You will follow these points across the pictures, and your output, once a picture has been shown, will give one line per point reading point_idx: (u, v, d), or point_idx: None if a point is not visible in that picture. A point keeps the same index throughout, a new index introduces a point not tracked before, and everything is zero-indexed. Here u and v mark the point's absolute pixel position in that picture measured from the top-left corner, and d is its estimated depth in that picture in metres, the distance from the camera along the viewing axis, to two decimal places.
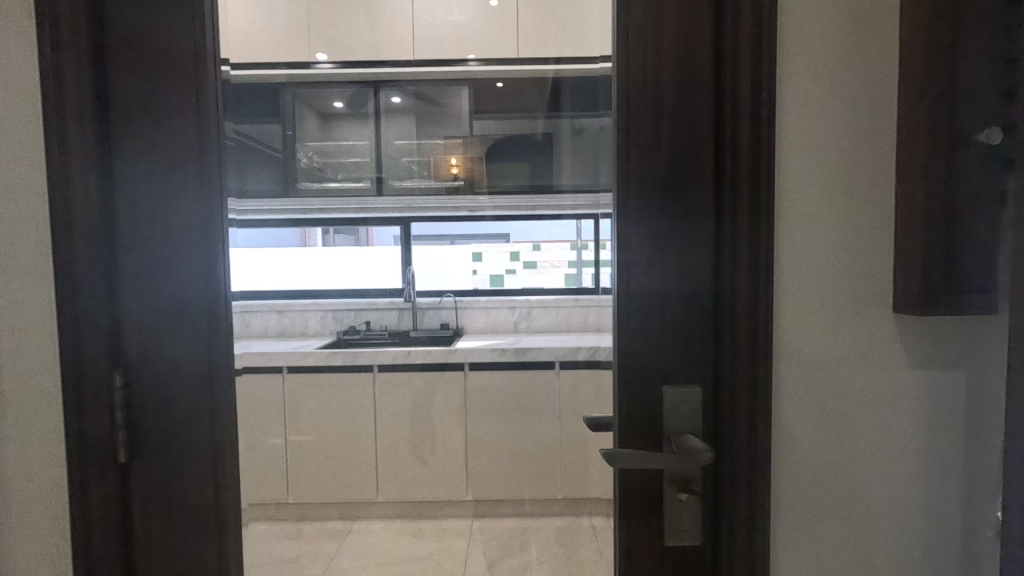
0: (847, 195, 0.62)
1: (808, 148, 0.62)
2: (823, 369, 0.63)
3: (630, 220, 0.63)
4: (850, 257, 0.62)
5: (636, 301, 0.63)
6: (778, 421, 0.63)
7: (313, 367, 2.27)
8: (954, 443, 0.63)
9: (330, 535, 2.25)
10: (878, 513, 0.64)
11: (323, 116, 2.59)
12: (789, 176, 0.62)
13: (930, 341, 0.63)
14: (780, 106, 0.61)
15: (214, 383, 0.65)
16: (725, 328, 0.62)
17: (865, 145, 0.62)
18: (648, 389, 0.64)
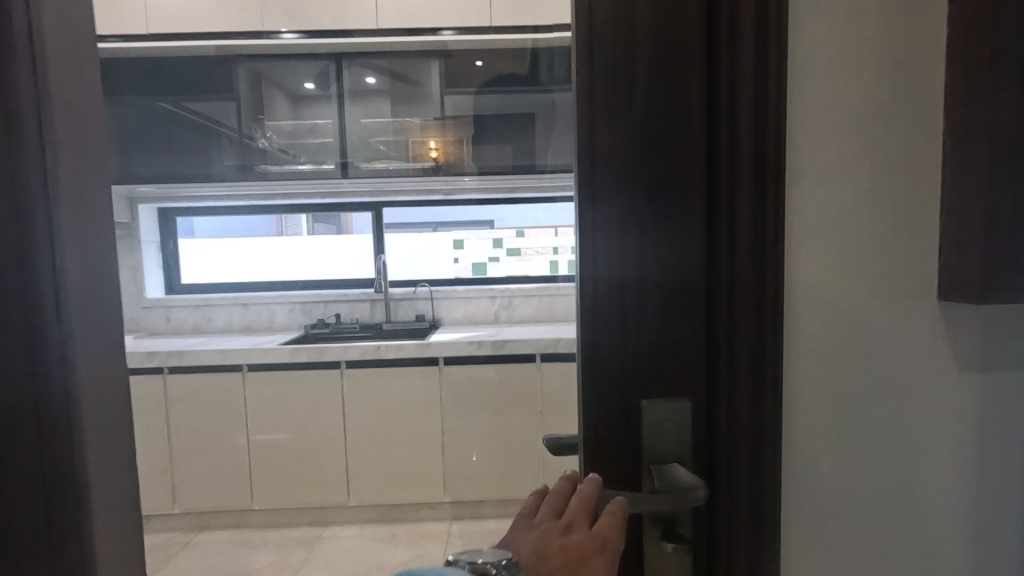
0: (878, 149, 0.47)
1: (831, 86, 0.47)
2: (848, 373, 0.48)
3: (596, 184, 0.47)
4: (881, 231, 0.48)
5: (604, 293, 0.47)
6: (789, 443, 0.49)
7: (275, 364, 2.13)
8: (1008, 465, 0.50)
9: (299, 543, 2.11)
10: (915, 550, 0.50)
11: (295, 99, 2.40)
12: (806, 122, 0.47)
13: (983, 337, 0.49)
14: (792, 29, 0.46)
15: (41, 408, 0.46)
16: (723, 326, 0.47)
17: (906, 82, 0.47)
18: (622, 408, 0.48)
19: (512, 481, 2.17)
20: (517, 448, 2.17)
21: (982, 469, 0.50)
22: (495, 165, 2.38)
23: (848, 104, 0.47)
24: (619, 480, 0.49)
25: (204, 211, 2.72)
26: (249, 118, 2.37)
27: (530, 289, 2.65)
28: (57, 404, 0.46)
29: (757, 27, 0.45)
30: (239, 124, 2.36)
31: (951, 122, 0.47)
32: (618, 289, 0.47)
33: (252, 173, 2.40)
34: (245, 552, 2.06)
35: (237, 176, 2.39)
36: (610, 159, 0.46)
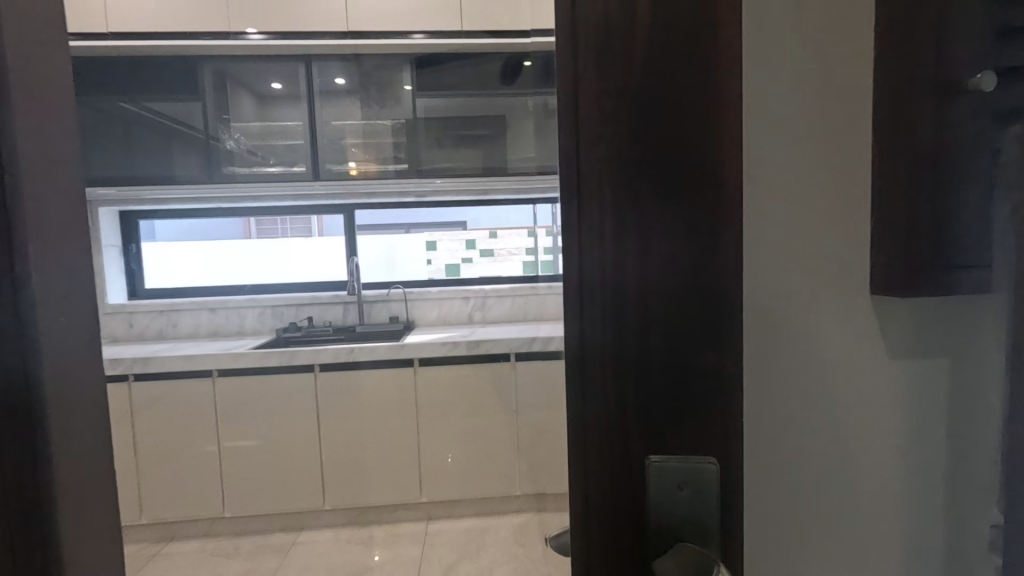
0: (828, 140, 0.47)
1: (782, 76, 0.45)
2: (806, 374, 0.49)
3: (584, 165, 0.38)
4: (829, 235, 0.48)
5: (596, 297, 0.39)
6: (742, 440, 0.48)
7: (245, 369, 2.10)
8: (952, 461, 0.51)
9: (272, 550, 2.07)
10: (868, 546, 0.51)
11: (262, 98, 2.39)
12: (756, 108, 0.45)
13: (925, 332, 0.50)
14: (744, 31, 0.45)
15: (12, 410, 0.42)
16: (736, 335, 0.39)
17: (845, 74, 0.47)
18: (622, 440, 0.40)
19: (487, 480, 2.21)
20: (492, 447, 2.20)
21: (930, 456, 0.51)
22: (467, 169, 2.42)
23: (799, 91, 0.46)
24: (612, 529, 0.40)
25: (170, 214, 2.66)
26: (216, 119, 2.33)
27: (504, 290, 2.71)
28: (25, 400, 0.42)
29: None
30: (204, 125, 2.30)
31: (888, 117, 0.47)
32: (612, 294, 0.39)
33: (219, 174, 2.32)
34: (217, 561, 2.02)
35: (205, 180, 2.32)
36: (603, 129, 0.38)
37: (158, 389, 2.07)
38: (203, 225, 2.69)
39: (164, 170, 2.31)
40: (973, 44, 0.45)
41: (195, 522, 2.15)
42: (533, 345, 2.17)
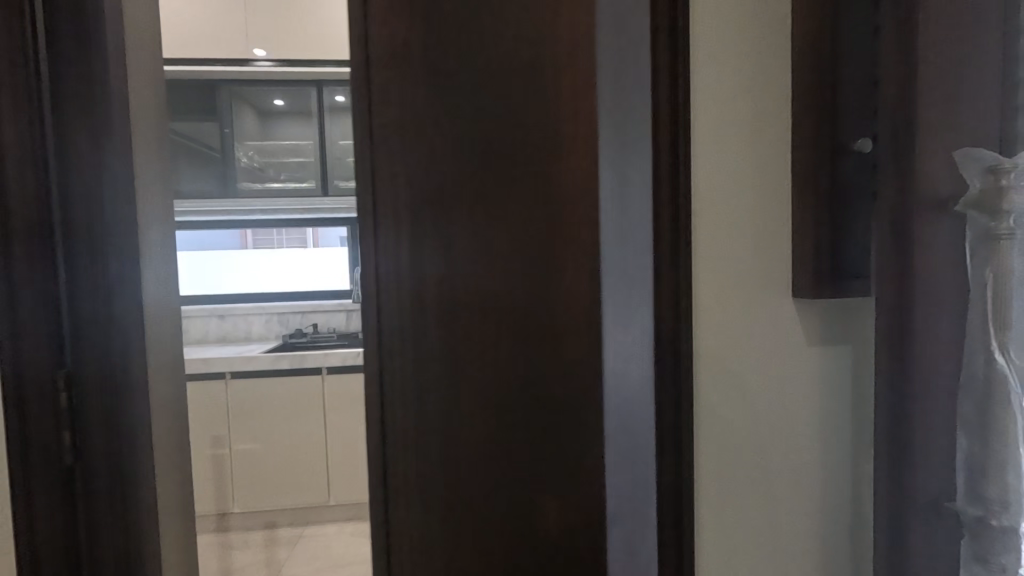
0: (757, 188, 0.68)
1: (720, 143, 0.67)
2: (735, 349, 0.70)
3: (380, 201, 0.51)
4: (754, 252, 0.69)
5: (391, 302, 0.52)
6: (668, 452, 0.68)
7: (257, 372, 2.23)
8: (840, 410, 0.72)
9: (280, 542, 2.20)
10: (780, 473, 0.72)
11: (263, 115, 2.53)
12: (708, 167, 0.67)
13: (822, 321, 0.71)
14: (695, 111, 0.67)
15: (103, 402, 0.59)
16: (503, 342, 0.50)
17: (764, 141, 0.68)
18: (424, 427, 0.53)
19: None
20: None
21: (830, 415, 0.72)
22: None
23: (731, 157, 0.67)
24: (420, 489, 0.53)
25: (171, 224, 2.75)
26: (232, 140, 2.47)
27: None
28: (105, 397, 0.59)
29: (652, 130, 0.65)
30: (220, 145, 2.45)
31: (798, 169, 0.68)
32: (407, 300, 0.52)
33: (236, 190, 2.50)
34: (228, 552, 2.15)
35: (218, 193, 2.48)
36: (393, 177, 0.51)
37: None
38: (201, 238, 2.79)
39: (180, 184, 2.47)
40: (855, 123, 0.66)
41: (205, 518, 2.27)
42: None
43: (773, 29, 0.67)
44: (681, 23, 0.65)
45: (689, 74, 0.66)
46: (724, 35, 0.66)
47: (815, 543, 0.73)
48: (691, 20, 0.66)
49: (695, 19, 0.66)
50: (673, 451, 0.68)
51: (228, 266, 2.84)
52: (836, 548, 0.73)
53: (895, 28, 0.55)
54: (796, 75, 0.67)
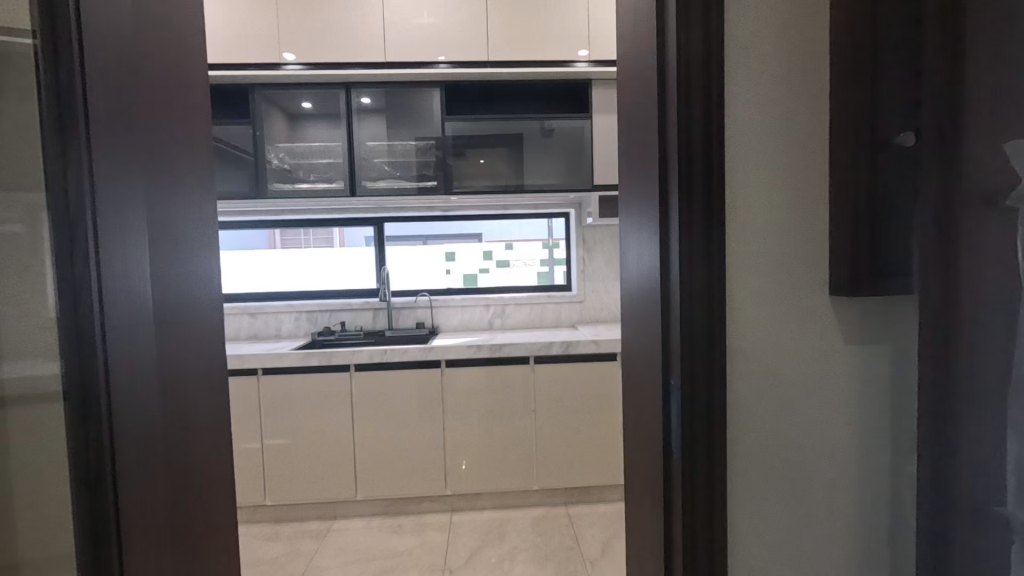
0: (789, 182, 0.68)
1: (754, 139, 0.67)
2: (769, 346, 0.69)
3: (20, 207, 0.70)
4: (788, 249, 0.68)
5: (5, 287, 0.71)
6: (699, 451, 0.68)
7: (287, 368, 2.29)
8: (881, 411, 0.71)
9: (309, 535, 2.25)
10: (814, 473, 0.70)
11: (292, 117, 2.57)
12: (742, 165, 0.67)
13: (862, 320, 0.70)
14: (730, 108, 0.66)
15: (82, 346, 0.68)
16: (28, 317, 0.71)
17: (797, 138, 0.68)
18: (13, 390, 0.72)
19: (507, 475, 2.38)
20: (512, 442, 2.38)
21: (868, 415, 0.71)
22: (485, 185, 2.62)
23: (765, 156, 0.67)
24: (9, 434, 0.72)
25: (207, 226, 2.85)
26: (264, 142, 2.52)
27: (522, 299, 2.91)
28: (89, 331, 0.69)
29: (687, 129, 0.65)
30: (253, 147, 2.50)
31: (834, 166, 0.67)
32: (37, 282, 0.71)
33: (265, 191, 2.52)
34: (260, 543, 2.20)
35: (251, 194, 2.51)
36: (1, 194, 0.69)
37: None
38: (235, 238, 2.88)
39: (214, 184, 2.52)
40: (896, 114, 0.64)
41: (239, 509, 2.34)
42: (553, 348, 2.35)
43: (810, 24, 0.67)
44: (718, 19, 0.65)
45: (723, 73, 0.66)
46: (761, 29, 0.66)
47: (854, 547, 0.71)
48: (728, 18, 0.66)
49: (731, 17, 0.66)
50: (705, 450, 0.68)
51: (260, 265, 2.92)
52: (877, 554, 0.71)
53: (940, 28, 0.56)
54: (831, 72, 0.67)
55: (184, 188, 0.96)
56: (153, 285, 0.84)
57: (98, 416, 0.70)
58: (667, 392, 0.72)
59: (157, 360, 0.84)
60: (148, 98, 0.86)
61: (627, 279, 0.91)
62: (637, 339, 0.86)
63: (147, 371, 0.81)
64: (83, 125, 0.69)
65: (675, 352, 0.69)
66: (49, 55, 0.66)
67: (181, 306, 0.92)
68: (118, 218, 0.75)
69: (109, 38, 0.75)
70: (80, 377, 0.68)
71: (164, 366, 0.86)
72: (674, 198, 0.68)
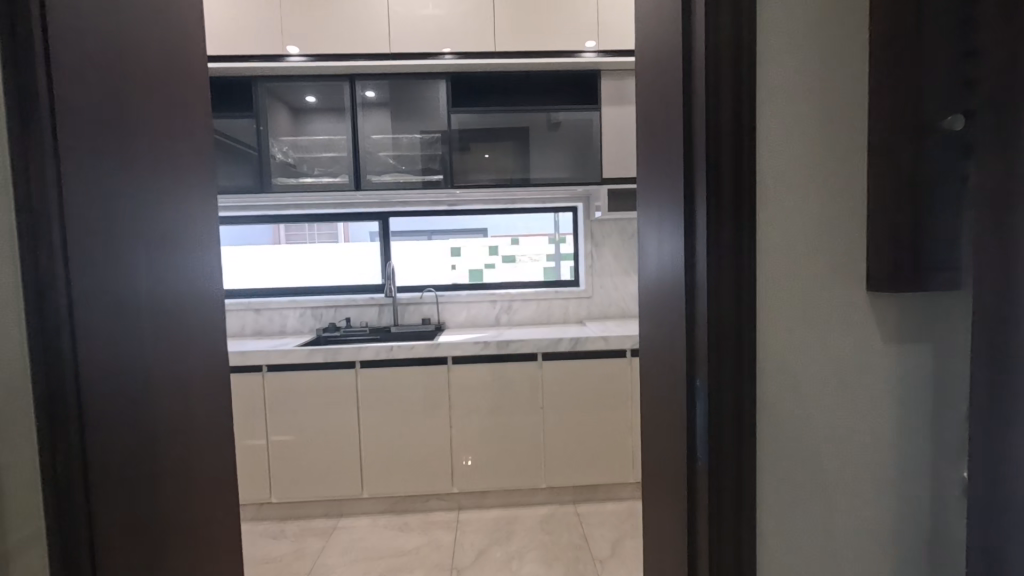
0: (825, 171, 0.63)
1: (787, 125, 0.62)
2: (802, 346, 0.65)
3: None
4: (823, 243, 0.64)
5: None
6: (727, 456, 0.64)
7: (292, 365, 2.26)
8: (921, 415, 0.66)
9: (315, 533, 2.23)
10: (849, 480, 0.67)
11: (297, 112, 2.53)
12: (775, 153, 0.63)
13: (903, 317, 0.66)
14: (761, 93, 0.62)
15: (49, 345, 0.63)
16: None
17: (833, 123, 0.63)
18: None
19: (513, 474, 2.35)
20: (520, 439, 2.34)
21: (908, 419, 0.66)
22: (491, 179, 2.57)
23: (798, 143, 0.63)
24: None
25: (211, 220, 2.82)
26: (267, 135, 2.48)
27: (528, 294, 2.87)
28: (58, 330, 0.64)
29: (715, 114, 0.61)
30: (256, 141, 2.47)
31: (872, 153, 0.62)
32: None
33: (269, 185, 2.48)
34: (266, 540, 2.19)
35: (254, 189, 2.48)
36: None
37: None
38: (239, 234, 2.86)
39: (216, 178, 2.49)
40: (944, 96, 0.59)
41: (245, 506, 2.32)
42: (561, 345, 2.31)
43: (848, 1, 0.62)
44: None
45: (754, 55, 0.61)
46: (795, 8, 0.61)
47: (892, 557, 0.67)
48: None
49: None
50: (732, 455, 0.64)
51: (265, 260, 2.89)
52: (916, 564, 0.67)
53: (999, 1, 0.51)
54: (872, 52, 0.62)
55: (179, 182, 0.91)
56: (140, 280, 0.79)
57: (65, 417, 0.64)
58: (691, 395, 0.68)
59: (144, 359, 0.79)
60: (138, 84, 0.81)
61: (646, 275, 0.87)
62: (657, 339, 0.82)
63: (130, 370, 0.76)
64: (48, 98, 0.63)
65: (701, 352, 0.66)
66: (5, 24, 0.60)
67: (173, 303, 0.87)
68: (92, 208, 0.70)
69: (92, 16, 0.71)
70: (49, 379, 0.63)
71: (152, 365, 0.81)
72: (701, 189, 0.63)
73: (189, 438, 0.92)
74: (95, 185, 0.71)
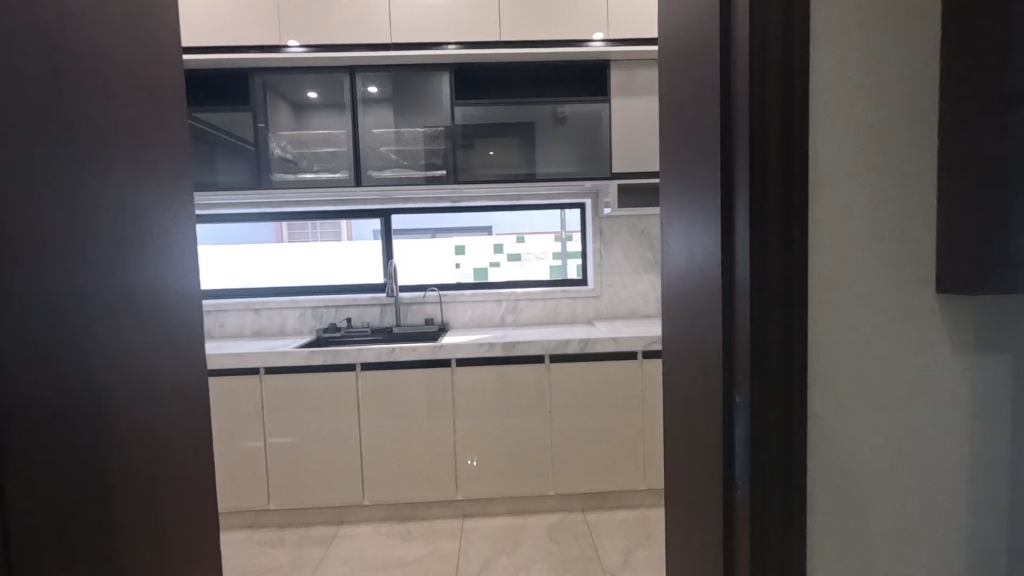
0: (889, 155, 0.55)
1: (846, 101, 0.54)
2: (861, 356, 0.56)
3: None
4: (886, 237, 0.55)
5: None
6: (773, 484, 0.56)
7: (290, 367, 2.18)
8: (993, 433, 0.58)
9: (315, 541, 2.16)
10: (910, 506, 0.59)
11: (298, 107, 2.46)
12: (829, 132, 0.54)
13: (977, 322, 0.57)
14: (815, 64, 0.53)
15: None
16: None
17: (899, 99, 0.54)
18: None
19: (519, 480, 2.26)
20: (527, 444, 2.26)
21: (977, 438, 0.58)
22: (496, 175, 2.48)
23: (858, 122, 0.54)
24: None
25: (210, 217, 2.76)
26: (265, 130, 2.40)
27: (535, 293, 2.78)
28: None
29: (762, 85, 0.52)
30: (254, 136, 2.39)
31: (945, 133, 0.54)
32: None
33: (268, 180, 2.41)
34: (264, 549, 2.12)
35: (251, 185, 2.40)
36: None
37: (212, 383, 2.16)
38: (238, 232, 2.80)
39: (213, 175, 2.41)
40: None
41: (243, 513, 2.26)
42: (569, 347, 2.22)
43: None
44: None
45: (808, 18, 0.52)
46: None
47: None
48: None
49: None
50: (779, 482, 0.56)
51: (265, 259, 2.82)
52: None
53: None
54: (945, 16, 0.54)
55: (138, 172, 0.82)
56: (78, 279, 0.69)
57: None
58: (729, 412, 0.59)
59: (84, 368, 0.70)
60: (84, 59, 0.72)
61: (671, 274, 0.78)
62: (685, 346, 0.74)
63: (65, 375, 0.67)
64: None
65: (739, 362, 0.57)
66: None
67: (128, 306, 0.78)
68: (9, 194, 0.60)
69: None
70: None
71: (97, 375, 0.72)
72: (743, 176, 0.55)
73: (157, 455, 0.84)
74: (19, 168, 0.62)
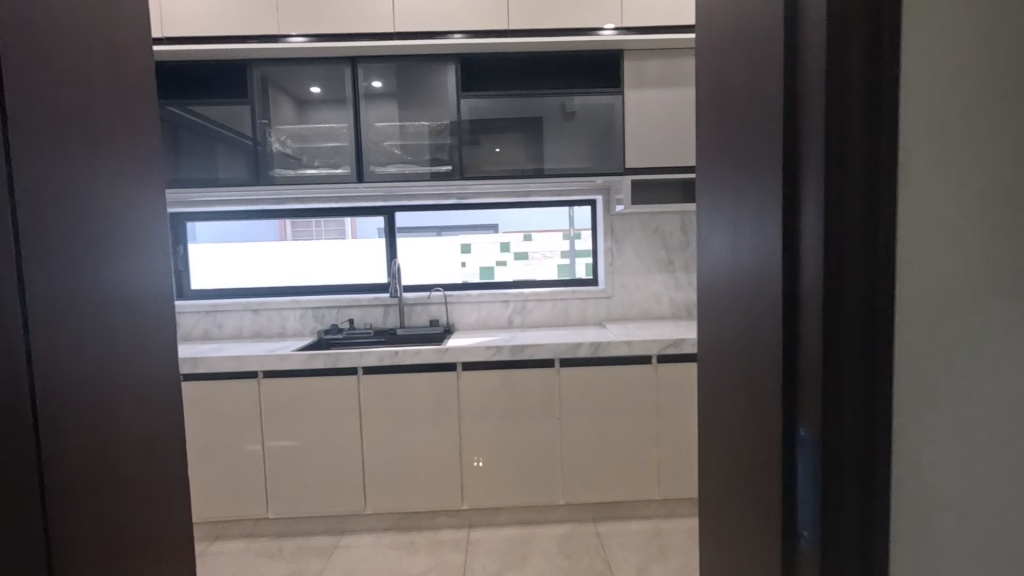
0: (986, 149, 0.47)
1: (939, 85, 0.46)
2: (953, 383, 0.48)
3: None
4: (981, 245, 0.48)
5: None
6: (850, 533, 0.47)
7: (290, 370, 2.10)
8: None
9: (315, 552, 2.08)
10: (1008, 559, 0.50)
11: (300, 103, 2.37)
12: (918, 124, 0.46)
13: None
14: (904, 42, 0.46)
15: None
16: None
17: (999, 85, 0.47)
18: None
19: (527, 489, 2.17)
20: (535, 452, 2.17)
21: None
22: (504, 170, 2.38)
23: (952, 110, 0.46)
24: None
25: (210, 215, 2.69)
26: (263, 123, 2.31)
27: (543, 294, 2.68)
28: None
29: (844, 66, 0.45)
30: (253, 130, 2.31)
31: None
32: None
33: (267, 176, 2.32)
34: (261, 560, 2.04)
35: (250, 181, 2.32)
36: None
37: (209, 386, 2.09)
38: (239, 229, 2.72)
39: (210, 171, 2.33)
40: None
41: (241, 521, 2.18)
42: (580, 350, 2.13)
43: None
44: None
45: None
46: None
47: None
48: None
49: None
50: (859, 531, 0.47)
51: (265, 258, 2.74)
52: None
53: None
54: None
55: (101, 158, 0.71)
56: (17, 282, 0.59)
57: None
58: (790, 444, 0.52)
59: (32, 382, 0.60)
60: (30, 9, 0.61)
61: (709, 284, 0.71)
62: (727, 365, 0.66)
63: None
64: None
65: (807, 388, 0.49)
66: None
67: (91, 310, 0.68)
68: None
69: None
70: None
71: (42, 386, 0.61)
72: (815, 171, 0.47)
73: (124, 483, 0.74)
74: None
